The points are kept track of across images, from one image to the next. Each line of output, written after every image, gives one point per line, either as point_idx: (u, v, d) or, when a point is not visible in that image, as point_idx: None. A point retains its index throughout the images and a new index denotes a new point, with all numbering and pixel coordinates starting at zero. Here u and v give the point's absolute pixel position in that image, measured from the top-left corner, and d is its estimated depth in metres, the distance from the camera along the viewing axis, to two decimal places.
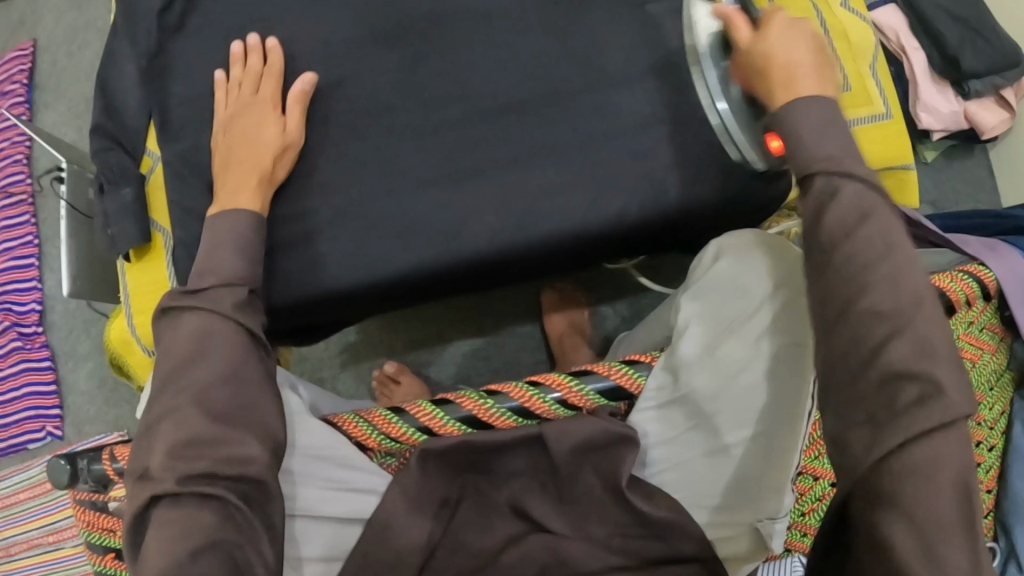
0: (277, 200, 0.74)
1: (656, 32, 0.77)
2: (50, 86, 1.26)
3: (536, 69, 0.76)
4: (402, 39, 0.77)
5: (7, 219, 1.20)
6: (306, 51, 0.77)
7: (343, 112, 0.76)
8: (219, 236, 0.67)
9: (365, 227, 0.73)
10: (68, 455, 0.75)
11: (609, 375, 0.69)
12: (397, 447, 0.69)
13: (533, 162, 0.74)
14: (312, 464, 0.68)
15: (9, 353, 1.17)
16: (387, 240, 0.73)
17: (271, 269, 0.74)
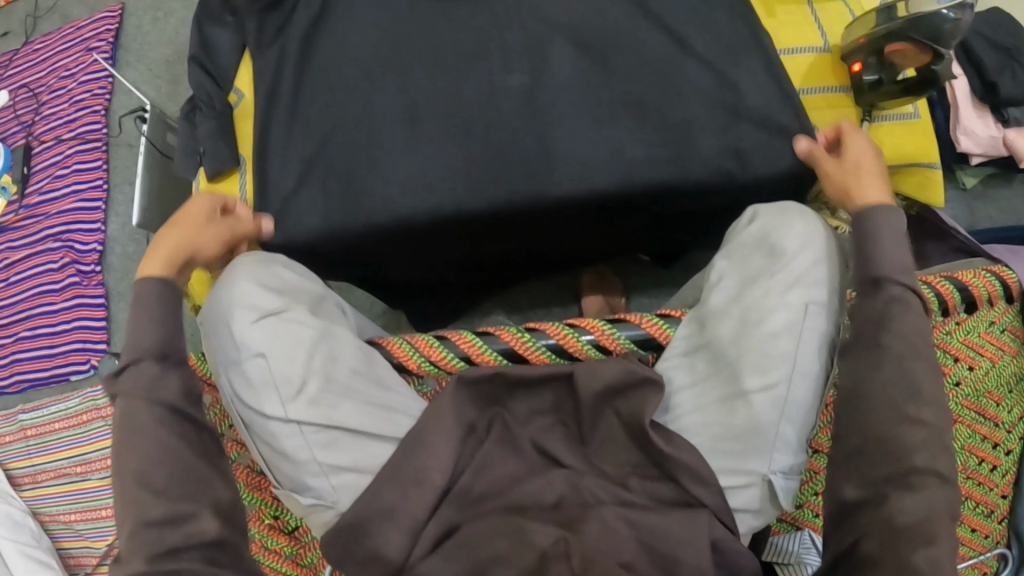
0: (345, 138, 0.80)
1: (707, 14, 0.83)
2: (133, 47, 1.36)
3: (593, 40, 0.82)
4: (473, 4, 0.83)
5: (81, 163, 1.29)
6: (384, 9, 0.84)
7: (409, 64, 0.82)
8: (140, 303, 0.71)
9: (420, 170, 0.79)
10: None
11: (640, 324, 0.75)
12: (435, 373, 0.75)
13: (582, 123, 0.79)
14: (353, 380, 0.72)
15: (66, 288, 1.25)
16: (438, 181, 0.78)
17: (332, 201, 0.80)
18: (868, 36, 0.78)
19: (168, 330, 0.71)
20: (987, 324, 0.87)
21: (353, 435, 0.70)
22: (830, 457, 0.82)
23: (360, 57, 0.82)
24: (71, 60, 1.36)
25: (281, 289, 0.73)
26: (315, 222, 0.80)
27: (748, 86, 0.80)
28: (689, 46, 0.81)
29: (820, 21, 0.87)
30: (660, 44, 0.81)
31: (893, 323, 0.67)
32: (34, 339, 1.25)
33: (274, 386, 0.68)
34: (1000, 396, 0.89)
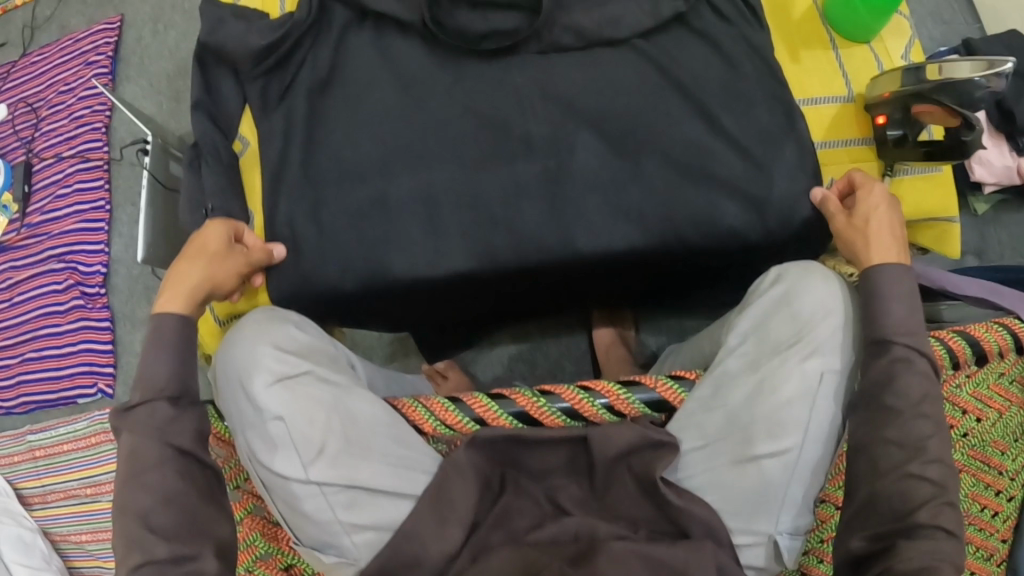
0: (354, 189, 0.78)
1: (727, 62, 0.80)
2: (133, 60, 1.33)
3: (610, 89, 0.79)
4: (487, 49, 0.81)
5: (82, 182, 1.27)
6: (394, 52, 0.81)
7: (418, 108, 0.79)
8: (159, 338, 0.68)
9: (432, 224, 0.77)
10: None
11: (655, 387, 0.75)
12: (449, 434, 0.75)
13: (597, 178, 0.77)
14: (371, 438, 0.72)
15: (71, 310, 1.24)
16: (449, 237, 0.77)
17: (341, 255, 0.78)
18: (896, 92, 0.75)
19: (182, 365, 0.68)
20: (996, 376, 0.87)
21: (372, 494, 0.71)
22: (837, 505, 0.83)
23: (369, 103, 0.80)
24: (70, 74, 1.33)
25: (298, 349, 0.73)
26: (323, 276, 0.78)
27: (768, 139, 0.78)
28: (710, 95, 0.79)
29: (844, 66, 0.83)
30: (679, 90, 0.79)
31: (898, 364, 0.66)
32: (40, 360, 1.25)
33: (294, 449, 0.68)
34: (1006, 445, 0.90)
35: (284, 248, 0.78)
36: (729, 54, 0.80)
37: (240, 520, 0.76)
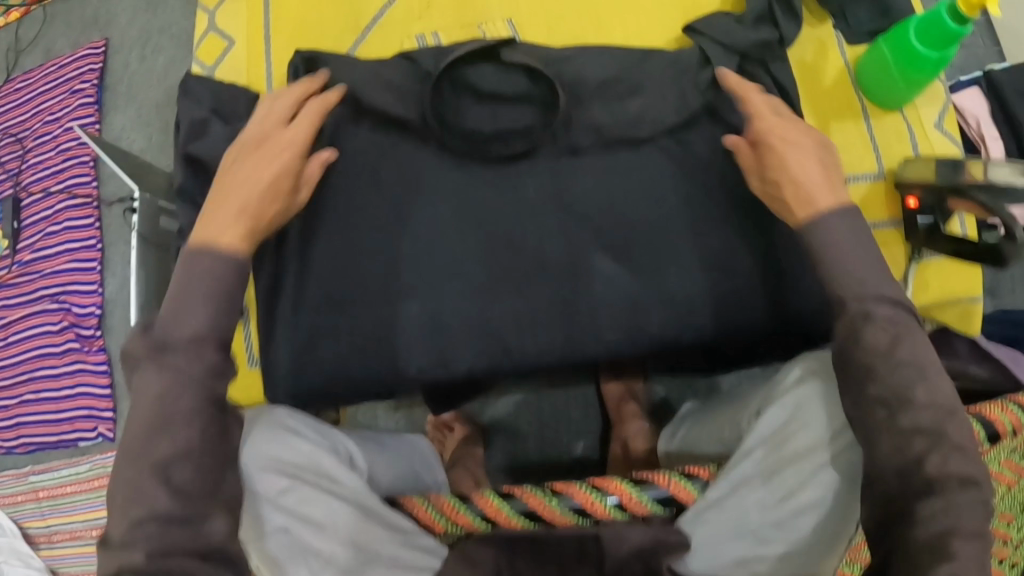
0: (350, 279, 0.73)
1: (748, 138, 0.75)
2: (119, 89, 1.27)
3: (622, 171, 0.75)
4: None
5: (72, 220, 1.23)
6: (388, 130, 0.76)
7: (418, 189, 0.74)
8: (186, 285, 0.63)
9: (432, 318, 0.73)
10: None
11: (666, 485, 0.73)
12: (456, 530, 0.75)
13: (608, 269, 0.73)
14: (378, 546, 0.68)
15: (66, 352, 1.22)
16: (450, 328, 0.73)
17: (334, 351, 0.74)
18: (933, 180, 0.71)
19: (219, 308, 0.62)
20: (1007, 452, 0.86)
21: None
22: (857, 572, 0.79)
23: (364, 188, 0.75)
24: (56, 102, 1.28)
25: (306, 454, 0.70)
26: (314, 374, 0.74)
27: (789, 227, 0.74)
28: (727, 177, 0.74)
29: (876, 138, 0.79)
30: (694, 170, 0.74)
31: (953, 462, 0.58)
32: (38, 402, 1.23)
33: (306, 560, 0.64)
34: (1012, 517, 0.89)
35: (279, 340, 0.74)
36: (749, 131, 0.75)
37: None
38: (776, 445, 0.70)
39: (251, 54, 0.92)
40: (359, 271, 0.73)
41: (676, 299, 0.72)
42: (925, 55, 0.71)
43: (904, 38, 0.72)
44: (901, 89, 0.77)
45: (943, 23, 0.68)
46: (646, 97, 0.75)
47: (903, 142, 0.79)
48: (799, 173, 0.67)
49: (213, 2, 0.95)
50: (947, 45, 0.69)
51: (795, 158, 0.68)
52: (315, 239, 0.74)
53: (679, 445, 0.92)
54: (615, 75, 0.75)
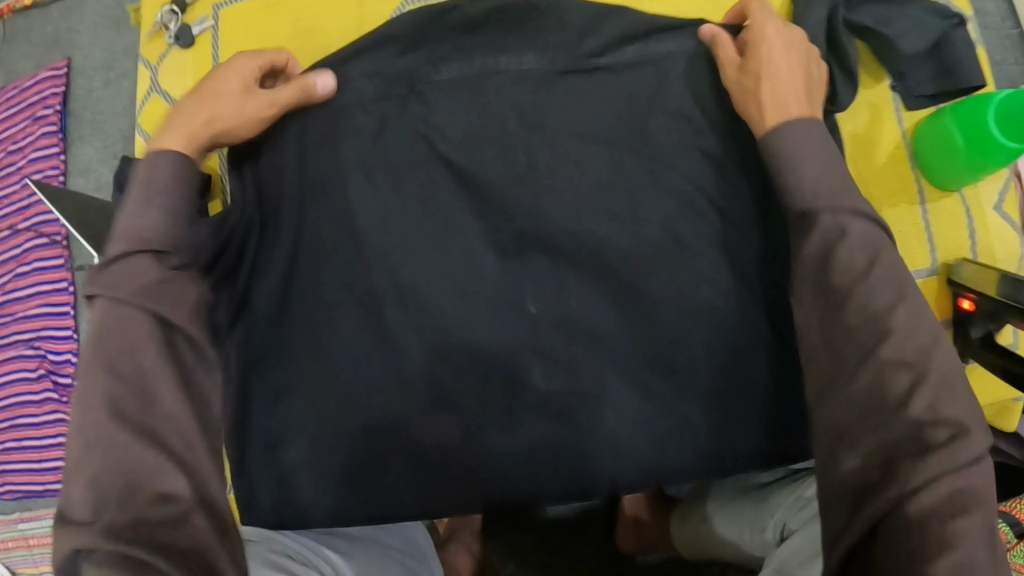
0: (327, 397, 0.66)
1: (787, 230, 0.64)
2: (85, 116, 1.17)
3: (637, 269, 0.65)
4: (484, 215, 0.67)
5: (42, 260, 1.16)
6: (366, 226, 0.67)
7: (392, 292, 0.65)
8: (150, 175, 0.59)
9: (418, 441, 0.65)
10: None
11: None
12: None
13: (617, 385, 0.65)
14: None
15: (45, 401, 1.16)
16: (439, 451, 0.65)
17: (312, 476, 0.66)
18: (993, 294, 0.62)
19: (177, 219, 0.58)
20: None
21: None
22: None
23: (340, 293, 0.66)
24: (18, 129, 1.17)
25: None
26: (289, 501, 0.66)
27: None
28: (761, 278, 0.63)
29: (929, 225, 0.70)
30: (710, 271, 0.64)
31: None
32: (20, 451, 1.18)
33: None
34: None
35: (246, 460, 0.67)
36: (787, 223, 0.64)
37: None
38: (783, 574, 0.60)
39: None
40: (337, 389, 0.65)
41: (694, 420, 0.64)
42: (995, 138, 0.61)
43: (977, 113, 0.62)
44: (959, 170, 0.66)
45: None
46: (652, 184, 0.65)
47: (960, 231, 0.70)
48: (768, 74, 0.59)
49: (155, 55, 0.80)
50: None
51: (754, 88, 0.60)
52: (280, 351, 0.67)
53: (698, 538, 0.85)
54: (617, 158, 0.65)
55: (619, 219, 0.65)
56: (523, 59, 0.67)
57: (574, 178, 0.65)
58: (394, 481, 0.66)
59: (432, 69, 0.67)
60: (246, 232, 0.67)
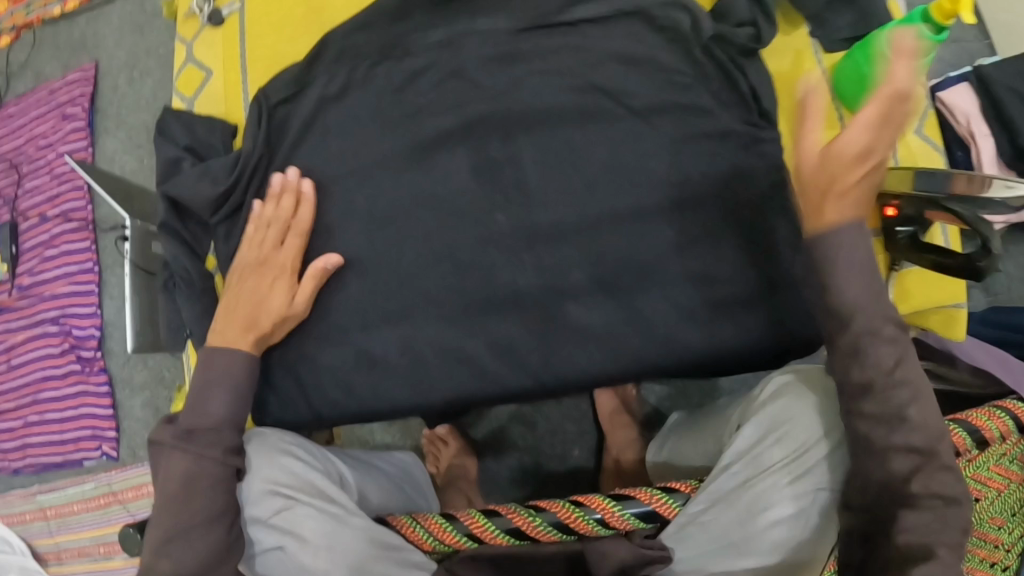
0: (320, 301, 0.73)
1: (728, 149, 0.75)
2: (110, 112, 1.29)
3: (596, 185, 0.74)
4: (459, 141, 0.75)
5: (69, 244, 1.26)
6: (358, 152, 0.76)
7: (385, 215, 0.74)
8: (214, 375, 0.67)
9: (405, 334, 0.73)
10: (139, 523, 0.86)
11: (648, 501, 0.73)
12: (447, 548, 0.76)
13: (583, 285, 0.72)
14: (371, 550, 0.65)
15: (67, 374, 1.24)
16: (425, 353, 0.73)
17: (314, 376, 0.74)
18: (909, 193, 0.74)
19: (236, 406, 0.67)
20: (999, 456, 0.85)
21: None
22: (991, 550, 0.87)
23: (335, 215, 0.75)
24: (48, 127, 1.29)
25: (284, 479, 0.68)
26: (294, 395, 0.75)
27: (753, 240, 0.74)
28: (702, 189, 0.74)
29: None
30: (660, 186, 0.74)
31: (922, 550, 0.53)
32: (41, 424, 1.26)
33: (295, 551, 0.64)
34: (1003, 519, 0.88)
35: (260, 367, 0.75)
36: (723, 187, 0.74)
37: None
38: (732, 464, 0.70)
39: (228, 84, 0.84)
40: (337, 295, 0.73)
41: (652, 318, 0.72)
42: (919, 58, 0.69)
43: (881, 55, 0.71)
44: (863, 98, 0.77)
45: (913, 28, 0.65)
46: (605, 115, 0.75)
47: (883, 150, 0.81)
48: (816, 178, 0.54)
49: (193, 32, 0.89)
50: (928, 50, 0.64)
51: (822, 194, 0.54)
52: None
53: (667, 459, 0.92)
54: (578, 95, 0.76)
55: (583, 145, 0.75)
56: (494, 17, 0.78)
57: (538, 108, 0.75)
58: (385, 374, 0.73)
59: (418, 31, 0.78)
60: (253, 173, 0.75)
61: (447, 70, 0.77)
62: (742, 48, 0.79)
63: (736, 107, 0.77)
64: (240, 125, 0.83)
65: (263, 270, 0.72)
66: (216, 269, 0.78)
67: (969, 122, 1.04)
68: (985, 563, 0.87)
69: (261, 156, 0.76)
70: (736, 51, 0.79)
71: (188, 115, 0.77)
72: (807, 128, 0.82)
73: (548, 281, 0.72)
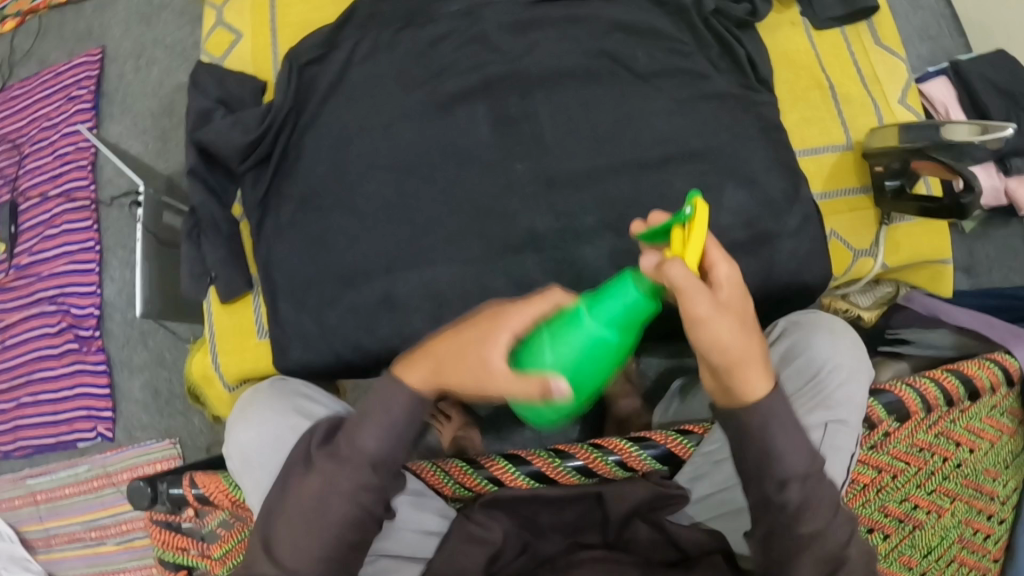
0: (346, 247, 0.76)
1: (733, 106, 0.79)
2: (116, 96, 1.31)
3: (610, 137, 0.77)
4: (478, 97, 0.77)
5: (71, 223, 1.26)
6: (378, 105, 0.77)
7: (410, 163, 0.76)
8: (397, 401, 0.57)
9: (428, 278, 0.75)
10: (148, 480, 0.86)
11: (664, 443, 0.76)
12: (467, 493, 0.78)
13: (599, 232, 0.75)
14: (414, 508, 0.75)
15: (64, 354, 1.23)
16: (447, 298, 0.75)
17: (335, 321, 0.75)
18: (897, 145, 0.78)
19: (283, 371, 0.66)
20: (989, 409, 0.90)
21: (392, 557, 0.74)
22: (986, 499, 0.91)
23: (355, 164, 0.76)
24: (53, 109, 1.30)
25: (272, 431, 0.71)
26: (316, 340, 0.76)
27: (757, 191, 0.78)
28: (710, 143, 0.78)
29: (841, 111, 0.85)
30: (671, 138, 0.77)
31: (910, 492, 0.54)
32: (35, 406, 1.23)
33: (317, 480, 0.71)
34: (997, 472, 0.92)
35: (283, 312, 0.77)
36: (728, 140, 0.78)
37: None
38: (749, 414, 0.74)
39: (257, 47, 0.87)
40: (363, 242, 0.75)
41: None
42: (603, 337, 0.48)
43: (621, 352, 0.50)
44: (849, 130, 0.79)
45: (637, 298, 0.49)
46: (618, 72, 0.78)
47: (869, 115, 0.85)
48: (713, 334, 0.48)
49: None
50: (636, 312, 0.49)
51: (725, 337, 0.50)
52: (309, 213, 0.77)
53: (673, 418, 0.93)
54: (594, 54, 0.78)
55: (604, 101, 0.77)
56: None
57: (555, 66, 0.78)
58: (408, 316, 0.74)
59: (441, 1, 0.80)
60: (281, 126, 0.78)
61: (471, 34, 0.79)
62: (740, 21, 0.83)
63: (742, 73, 0.81)
64: (272, 81, 0.86)
65: (467, 321, 0.52)
66: (240, 216, 0.83)
67: (947, 111, 1.10)
68: (979, 511, 0.91)
69: (290, 113, 0.78)
70: (733, 24, 0.82)
71: (220, 70, 0.81)
72: (798, 91, 0.85)
73: (566, 225, 0.75)
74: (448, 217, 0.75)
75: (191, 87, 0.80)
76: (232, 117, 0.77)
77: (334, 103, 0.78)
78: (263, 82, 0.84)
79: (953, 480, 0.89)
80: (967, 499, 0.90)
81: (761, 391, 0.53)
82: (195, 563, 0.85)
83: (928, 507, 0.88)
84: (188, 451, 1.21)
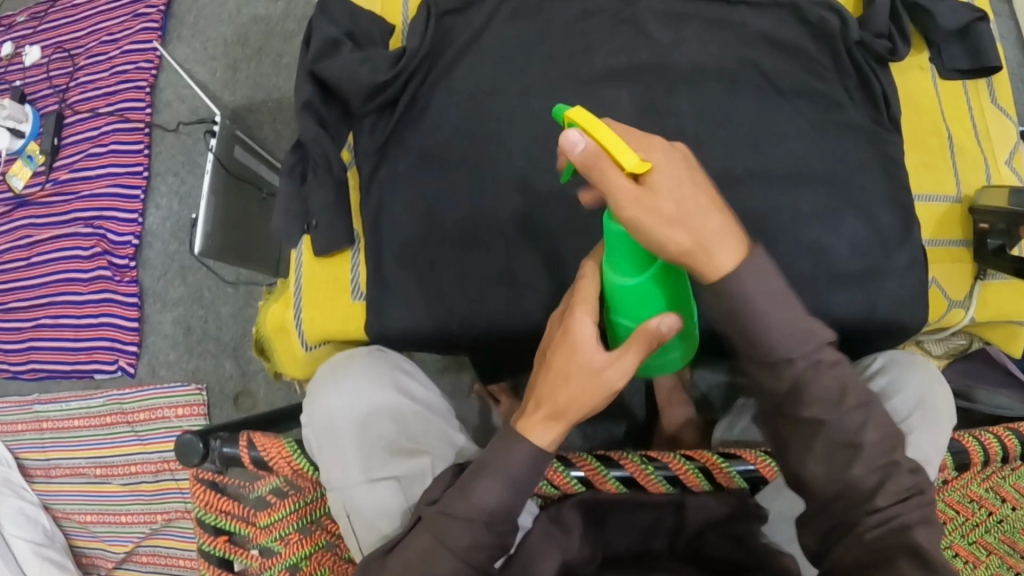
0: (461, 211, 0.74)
1: (862, 133, 0.79)
2: (187, 18, 1.25)
3: (738, 145, 0.76)
4: (612, 82, 0.77)
5: (121, 144, 1.20)
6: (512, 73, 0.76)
7: (537, 135, 0.74)
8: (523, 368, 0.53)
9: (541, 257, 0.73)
10: (199, 435, 0.73)
11: (753, 461, 0.72)
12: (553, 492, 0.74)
13: None
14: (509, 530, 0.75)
15: (94, 279, 1.17)
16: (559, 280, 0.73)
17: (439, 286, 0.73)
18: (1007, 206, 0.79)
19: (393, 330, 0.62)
20: None
21: None
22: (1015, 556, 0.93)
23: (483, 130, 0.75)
24: (115, 23, 1.23)
25: (369, 399, 0.69)
26: (416, 302, 0.73)
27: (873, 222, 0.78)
28: (834, 166, 0.77)
29: (956, 164, 0.86)
30: (798, 156, 0.77)
31: None
32: (55, 329, 1.17)
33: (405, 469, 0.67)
34: None
35: (384, 268, 0.74)
36: (854, 165, 0.78)
37: (306, 556, 0.74)
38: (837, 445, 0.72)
39: None
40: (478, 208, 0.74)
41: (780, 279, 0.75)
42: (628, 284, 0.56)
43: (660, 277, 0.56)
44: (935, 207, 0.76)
45: (652, 283, 0.56)
46: (754, 81, 0.78)
47: (979, 170, 0.86)
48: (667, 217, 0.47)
49: None
50: (643, 260, 0.54)
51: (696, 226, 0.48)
52: (425, 169, 0.75)
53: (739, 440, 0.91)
54: (731, 59, 0.78)
55: (737, 108, 0.77)
56: None
57: (692, 65, 0.77)
58: (516, 292, 0.73)
59: None
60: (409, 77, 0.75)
61: (618, 18, 0.78)
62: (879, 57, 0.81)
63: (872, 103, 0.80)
64: (396, 27, 0.83)
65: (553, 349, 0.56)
66: (349, 162, 0.79)
67: None
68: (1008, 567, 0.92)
69: (422, 64, 0.76)
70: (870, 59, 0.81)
71: (348, 11, 0.78)
72: (919, 136, 0.86)
73: None
74: (570, 198, 0.74)
75: (318, 22, 0.76)
76: (359, 58, 0.74)
77: (466, 64, 0.77)
78: (387, 30, 0.80)
79: (992, 533, 0.90)
80: (1001, 553, 0.91)
81: (729, 265, 0.50)
82: (239, 528, 0.73)
83: (968, 557, 0.88)
84: (213, 399, 1.15)
